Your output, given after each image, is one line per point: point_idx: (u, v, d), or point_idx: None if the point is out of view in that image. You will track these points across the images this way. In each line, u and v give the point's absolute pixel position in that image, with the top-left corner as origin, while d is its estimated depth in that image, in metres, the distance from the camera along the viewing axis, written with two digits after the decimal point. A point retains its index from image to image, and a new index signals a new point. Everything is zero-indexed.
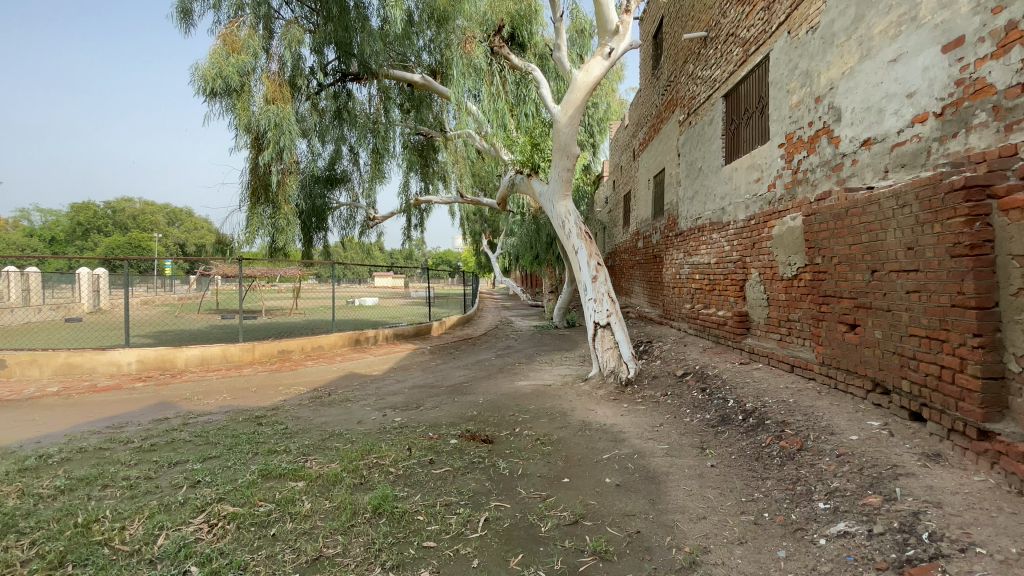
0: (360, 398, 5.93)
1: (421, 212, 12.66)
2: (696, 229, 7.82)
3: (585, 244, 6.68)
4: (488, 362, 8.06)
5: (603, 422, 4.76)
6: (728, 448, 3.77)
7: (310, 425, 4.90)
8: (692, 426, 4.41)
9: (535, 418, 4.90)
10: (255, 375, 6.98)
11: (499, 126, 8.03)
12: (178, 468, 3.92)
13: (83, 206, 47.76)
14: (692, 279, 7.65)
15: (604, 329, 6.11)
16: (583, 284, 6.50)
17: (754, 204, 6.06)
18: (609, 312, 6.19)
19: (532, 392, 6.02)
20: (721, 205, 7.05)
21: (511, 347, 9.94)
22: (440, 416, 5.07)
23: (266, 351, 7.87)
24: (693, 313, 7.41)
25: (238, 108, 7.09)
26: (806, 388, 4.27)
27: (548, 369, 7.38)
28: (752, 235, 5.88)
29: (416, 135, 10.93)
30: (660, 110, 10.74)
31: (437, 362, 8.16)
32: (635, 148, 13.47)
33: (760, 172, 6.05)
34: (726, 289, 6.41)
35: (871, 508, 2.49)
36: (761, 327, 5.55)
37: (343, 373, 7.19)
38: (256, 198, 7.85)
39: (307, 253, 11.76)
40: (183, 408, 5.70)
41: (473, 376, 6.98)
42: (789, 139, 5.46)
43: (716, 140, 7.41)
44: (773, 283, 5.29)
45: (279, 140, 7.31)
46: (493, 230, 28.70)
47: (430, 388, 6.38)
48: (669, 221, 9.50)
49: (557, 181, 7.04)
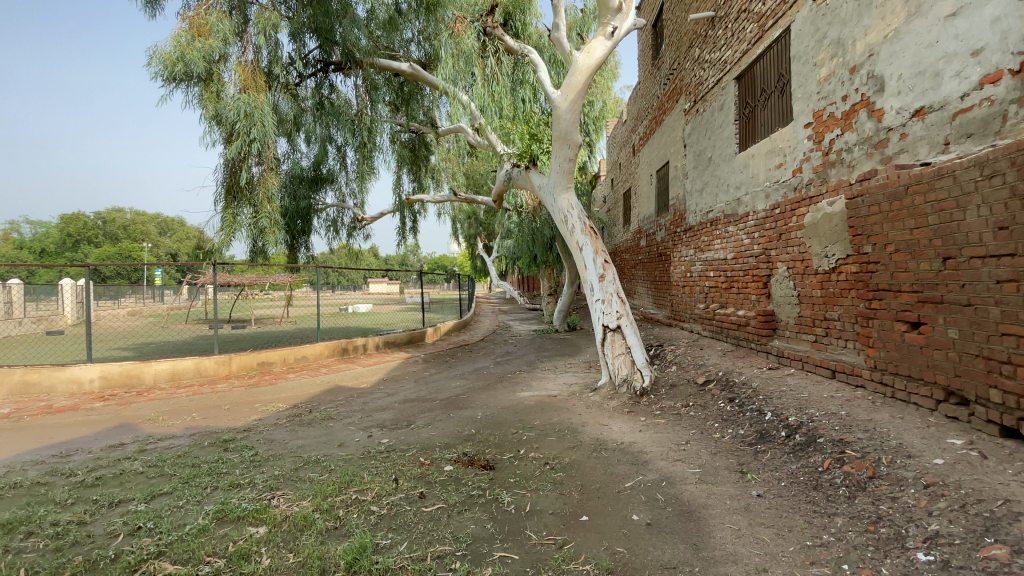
0: (344, 415, 5.29)
1: (413, 213, 12.01)
2: (707, 222, 7.25)
3: (590, 240, 6.07)
4: (486, 371, 7.43)
5: (620, 440, 4.15)
6: (775, 473, 3.18)
7: (285, 451, 4.25)
8: (724, 444, 3.82)
9: (542, 437, 4.27)
10: (230, 391, 6.31)
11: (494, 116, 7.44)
12: (120, 510, 3.26)
13: (72, 216, 47.07)
14: (705, 277, 7.08)
15: (614, 332, 5.50)
16: (589, 284, 5.90)
17: (777, 192, 5.48)
18: (619, 314, 5.56)
19: (536, 404, 5.41)
20: (736, 195, 6.47)
21: (510, 353, 9.31)
22: (434, 436, 4.44)
23: (244, 364, 7.20)
24: (706, 314, 6.82)
25: (205, 97, 6.50)
26: (856, 398, 3.69)
27: (552, 377, 6.77)
28: (776, 226, 5.29)
29: (408, 132, 10.35)
30: (662, 100, 10.19)
31: (432, 372, 7.52)
32: (634, 143, 12.91)
33: (783, 157, 5.48)
34: (746, 287, 5.84)
35: (999, 566, 1.94)
36: (791, 328, 4.97)
37: (328, 387, 6.54)
38: (233, 199, 7.22)
39: (291, 258, 11.16)
40: (144, 431, 5.04)
41: (470, 387, 6.35)
42: (817, 117, 4.89)
43: (728, 126, 6.84)
44: (805, 279, 4.71)
45: (249, 131, 6.70)
46: (488, 233, 28.13)
47: (423, 401, 5.74)
48: (675, 216, 8.93)
49: (558, 172, 6.43)
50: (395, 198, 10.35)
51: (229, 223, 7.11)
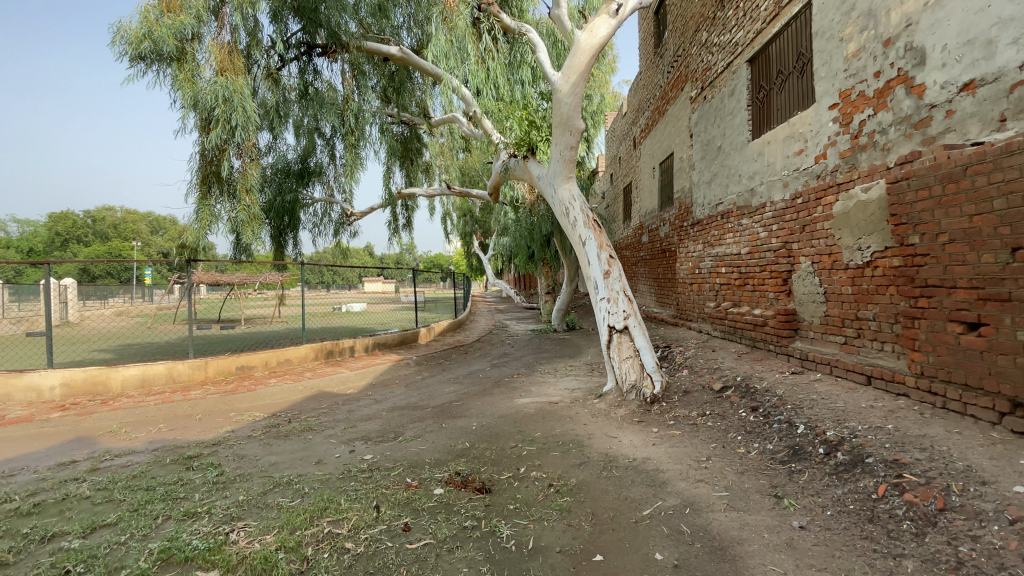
0: (325, 426, 4.82)
1: (406, 208, 11.55)
2: (717, 216, 6.80)
3: (594, 234, 5.61)
4: (482, 375, 6.98)
5: (631, 455, 3.70)
6: (816, 499, 2.74)
7: (255, 470, 3.77)
8: (750, 461, 3.37)
9: (544, 452, 3.81)
10: (204, 399, 5.82)
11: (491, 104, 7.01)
12: (51, 548, 2.78)
13: (63, 215, 46.31)
14: (715, 274, 6.64)
15: (620, 333, 5.04)
16: (593, 281, 5.44)
17: (797, 180, 5.04)
18: (626, 314, 5.10)
19: (536, 412, 4.95)
20: (750, 185, 6.04)
21: (507, 354, 8.84)
22: (423, 450, 3.97)
23: (221, 368, 6.70)
24: (717, 313, 6.37)
25: (178, 78, 5.99)
26: (900, 409, 3.26)
27: (552, 381, 6.31)
28: (798, 217, 4.85)
29: (400, 124, 9.94)
30: (665, 90, 9.75)
31: (425, 376, 7.05)
32: (636, 137, 12.44)
33: (803, 143, 5.04)
34: (763, 284, 5.41)
35: None
36: (817, 329, 4.53)
37: (311, 393, 6.07)
38: (208, 189, 6.66)
39: (278, 255, 10.75)
40: (102, 446, 4.56)
41: (464, 393, 5.89)
42: (844, 97, 4.45)
43: (740, 113, 6.40)
44: (833, 274, 4.28)
45: (227, 117, 6.20)
46: (485, 231, 27.70)
47: (413, 409, 5.28)
48: (680, 210, 8.49)
49: (558, 161, 5.98)
50: (385, 191, 9.81)
51: (204, 215, 6.52)
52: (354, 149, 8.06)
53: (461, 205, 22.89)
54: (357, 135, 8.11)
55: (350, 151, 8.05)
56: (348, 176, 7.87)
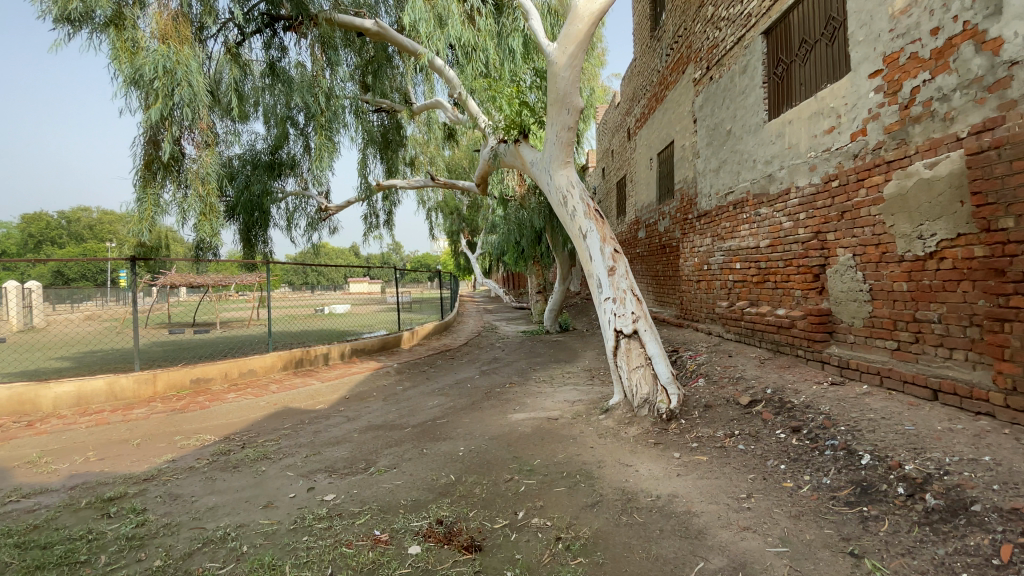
0: (284, 454, 4.06)
1: (388, 203, 10.83)
2: (728, 206, 6.15)
3: (596, 225, 4.90)
4: (469, 385, 6.25)
5: (654, 492, 3.00)
6: (911, 561, 2.10)
7: (186, 518, 3.02)
8: (805, 499, 2.71)
9: (546, 488, 3.11)
10: (147, 420, 5.01)
11: (480, 85, 6.33)
12: None
13: (36, 216, 44.66)
14: (725, 270, 5.99)
15: (629, 339, 4.36)
16: (596, 279, 4.75)
17: (830, 162, 4.40)
18: (635, 316, 4.40)
19: (533, 431, 4.24)
20: (767, 170, 5.40)
21: (497, 360, 8.12)
22: (397, 488, 3.24)
23: (172, 382, 5.87)
24: (731, 314, 5.71)
25: (116, 48, 5.19)
26: (989, 435, 2.66)
27: (549, 391, 5.60)
28: (833, 202, 4.22)
29: (378, 111, 9.29)
30: (663, 74, 9.12)
31: (406, 386, 6.32)
32: (630, 127, 11.81)
33: (837, 118, 4.39)
34: (787, 280, 4.78)
35: None
36: (859, 332, 3.90)
37: (274, 411, 5.29)
38: (153, 175, 5.79)
39: (248, 254, 9.94)
40: (10, 482, 3.74)
41: (449, 408, 5.15)
42: (890, 62, 3.81)
43: (755, 90, 5.75)
44: (882, 268, 3.66)
45: (170, 91, 5.38)
46: (472, 229, 26.91)
47: (389, 429, 4.52)
48: (682, 202, 7.86)
49: (554, 143, 5.24)
50: (362, 183, 9.04)
51: (149, 203, 5.61)
52: (325, 133, 7.26)
53: (448, 202, 22.10)
54: (328, 117, 7.29)
55: (320, 136, 7.24)
56: (318, 163, 7.12)
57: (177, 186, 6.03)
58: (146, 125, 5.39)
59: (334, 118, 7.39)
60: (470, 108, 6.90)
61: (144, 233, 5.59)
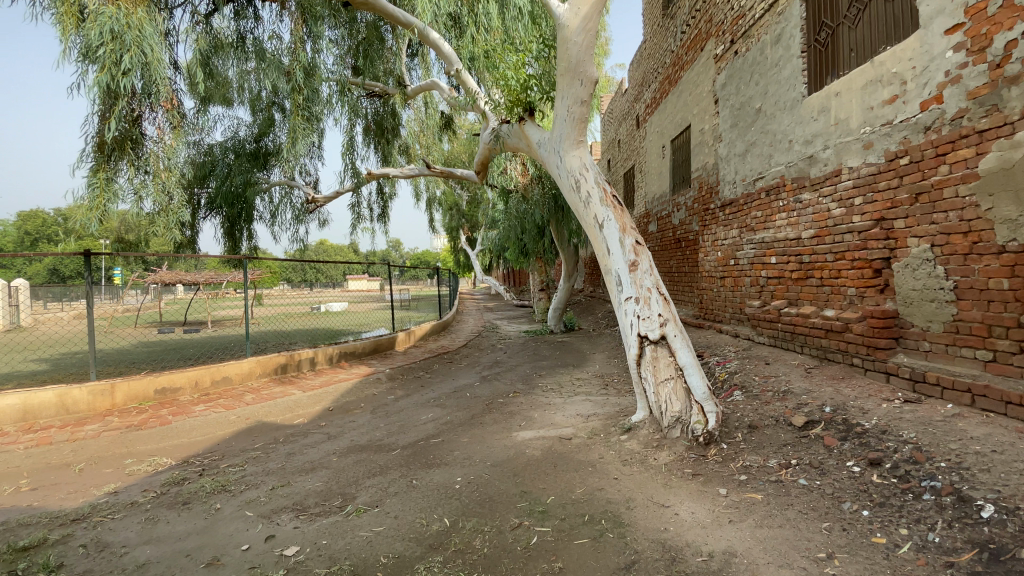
0: (249, 484, 3.40)
1: (381, 195, 10.17)
2: (758, 193, 5.48)
3: (614, 213, 4.21)
4: (468, 394, 5.58)
5: (703, 546, 2.35)
6: None
7: None
8: (911, 564, 2.06)
9: (567, 541, 2.45)
10: (98, 439, 4.34)
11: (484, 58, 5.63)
12: None
13: (31, 214, 44.05)
14: (757, 264, 5.32)
15: (658, 346, 3.69)
16: (614, 276, 4.07)
17: (893, 136, 3.72)
18: (663, 319, 3.71)
19: (543, 455, 3.58)
20: (808, 151, 4.73)
21: (500, 364, 7.45)
22: (378, 538, 2.58)
23: (134, 393, 5.20)
24: (764, 314, 5.04)
25: (60, 13, 4.61)
26: None
27: (560, 402, 4.93)
28: (902, 184, 3.55)
29: (369, 95, 8.74)
30: (677, 55, 8.44)
31: (398, 396, 5.65)
32: (639, 115, 11.15)
33: (902, 85, 3.70)
34: (839, 275, 4.11)
35: None
36: (937, 338, 3.25)
37: (245, 427, 4.63)
38: (107, 158, 5.13)
39: (232, 249, 9.30)
40: None
41: (445, 423, 4.49)
42: (974, 13, 3.12)
43: (791, 61, 5.07)
44: (973, 261, 3.00)
45: (119, 60, 4.75)
46: (472, 225, 26.23)
47: (374, 452, 3.86)
48: (700, 191, 7.18)
49: (564, 121, 4.54)
50: (348, 168, 8.37)
51: (100, 189, 4.95)
52: (301, 114, 6.75)
53: (447, 198, 21.40)
54: (305, 95, 6.85)
55: (295, 116, 6.74)
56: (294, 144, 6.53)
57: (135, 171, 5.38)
58: (94, 99, 4.74)
59: (312, 97, 6.95)
60: (468, 84, 6.28)
61: (93, 223, 4.91)
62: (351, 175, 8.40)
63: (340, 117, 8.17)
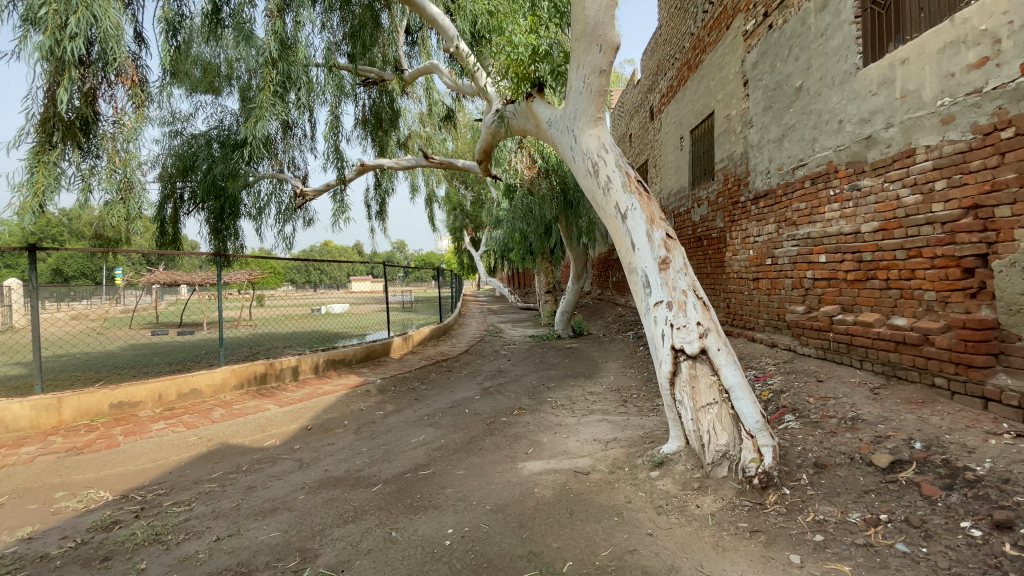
0: (191, 533, 2.73)
1: (379, 190, 9.54)
2: (800, 182, 4.79)
3: (640, 201, 3.52)
4: (467, 410, 4.91)
5: None
6: None
7: None
8: None
9: None
10: (30, 465, 3.68)
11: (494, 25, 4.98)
12: None
13: None
14: (800, 263, 4.64)
15: (697, 363, 3.00)
16: (640, 276, 3.38)
17: (983, 106, 3.02)
18: (703, 329, 3.02)
19: (555, 497, 2.88)
20: (865, 130, 4.04)
21: (503, 373, 6.76)
22: None
23: (86, 409, 4.55)
24: (811, 322, 4.36)
25: None
26: None
27: (572, 423, 4.24)
28: (1003, 163, 2.85)
29: (364, 81, 8.14)
30: (698, 37, 7.75)
31: (388, 412, 4.97)
32: (653, 106, 10.48)
33: (995, 42, 3.00)
34: (914, 276, 3.41)
35: None
36: None
37: (206, 451, 3.97)
38: (51, 138, 4.52)
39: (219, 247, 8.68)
40: None
41: (438, 449, 3.82)
42: None
43: (842, 28, 4.37)
44: None
45: (64, 22, 4.18)
46: (476, 225, 25.59)
47: (350, 488, 3.19)
48: (726, 183, 6.50)
49: (579, 94, 3.85)
50: (330, 149, 7.83)
51: (40, 173, 4.34)
52: (272, 88, 6.20)
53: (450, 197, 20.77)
54: (280, 68, 6.29)
55: (266, 90, 6.18)
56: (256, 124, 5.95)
57: (82, 154, 4.77)
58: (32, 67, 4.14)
59: (288, 71, 6.44)
60: (469, 60, 5.62)
61: (32, 215, 4.27)
62: (335, 162, 7.79)
63: (326, 99, 7.50)
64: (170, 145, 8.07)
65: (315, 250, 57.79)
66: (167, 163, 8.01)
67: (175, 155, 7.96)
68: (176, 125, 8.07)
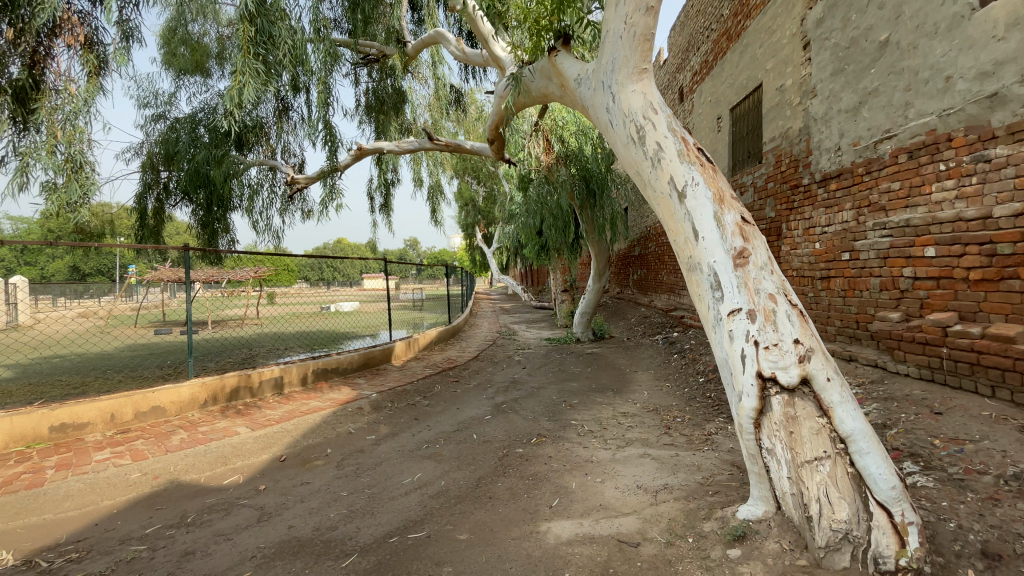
0: None
1: (382, 180, 8.71)
2: (889, 158, 3.86)
3: (703, 173, 2.64)
4: (475, 436, 4.06)
5: None
6: None
7: None
8: None
9: None
10: None
11: None
12: None
13: None
14: (895, 259, 3.73)
15: (797, 397, 2.12)
16: (706, 274, 2.49)
17: None
18: (806, 351, 2.14)
19: None
20: (988, 87, 3.09)
21: (518, 385, 5.91)
22: None
23: (18, 433, 3.76)
24: (913, 333, 3.45)
25: None
26: None
27: (607, 459, 3.37)
28: None
29: (364, 57, 7.33)
30: (739, 2, 6.80)
31: (381, 437, 4.16)
32: (682, 87, 9.53)
33: None
34: None
35: None
36: None
37: (151, 492, 3.18)
38: None
39: (207, 242, 7.92)
40: None
41: (436, 496, 2.98)
42: None
43: None
44: None
45: None
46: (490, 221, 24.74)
47: (314, 559, 2.36)
48: (778, 166, 5.57)
49: (619, 36, 2.97)
50: (324, 129, 7.07)
51: None
52: (251, 53, 5.40)
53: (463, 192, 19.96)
54: (258, 27, 5.44)
55: (246, 56, 5.38)
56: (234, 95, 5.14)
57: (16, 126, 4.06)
58: None
59: (271, 35, 5.62)
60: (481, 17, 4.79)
61: None
62: (330, 145, 7.02)
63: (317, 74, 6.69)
64: (154, 131, 7.35)
65: (329, 247, 57.60)
66: (150, 150, 7.30)
67: (160, 142, 7.26)
68: (160, 108, 7.34)
